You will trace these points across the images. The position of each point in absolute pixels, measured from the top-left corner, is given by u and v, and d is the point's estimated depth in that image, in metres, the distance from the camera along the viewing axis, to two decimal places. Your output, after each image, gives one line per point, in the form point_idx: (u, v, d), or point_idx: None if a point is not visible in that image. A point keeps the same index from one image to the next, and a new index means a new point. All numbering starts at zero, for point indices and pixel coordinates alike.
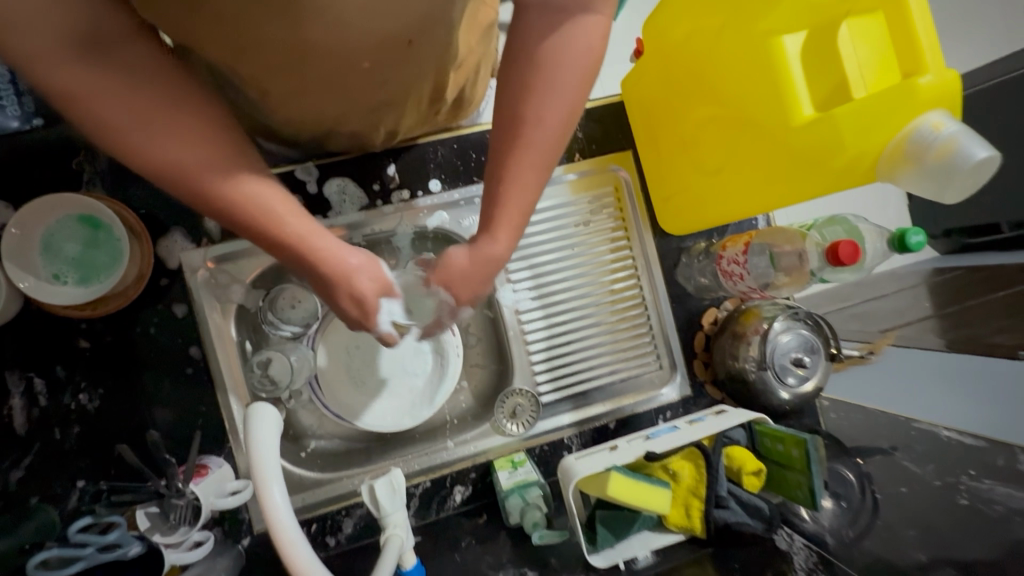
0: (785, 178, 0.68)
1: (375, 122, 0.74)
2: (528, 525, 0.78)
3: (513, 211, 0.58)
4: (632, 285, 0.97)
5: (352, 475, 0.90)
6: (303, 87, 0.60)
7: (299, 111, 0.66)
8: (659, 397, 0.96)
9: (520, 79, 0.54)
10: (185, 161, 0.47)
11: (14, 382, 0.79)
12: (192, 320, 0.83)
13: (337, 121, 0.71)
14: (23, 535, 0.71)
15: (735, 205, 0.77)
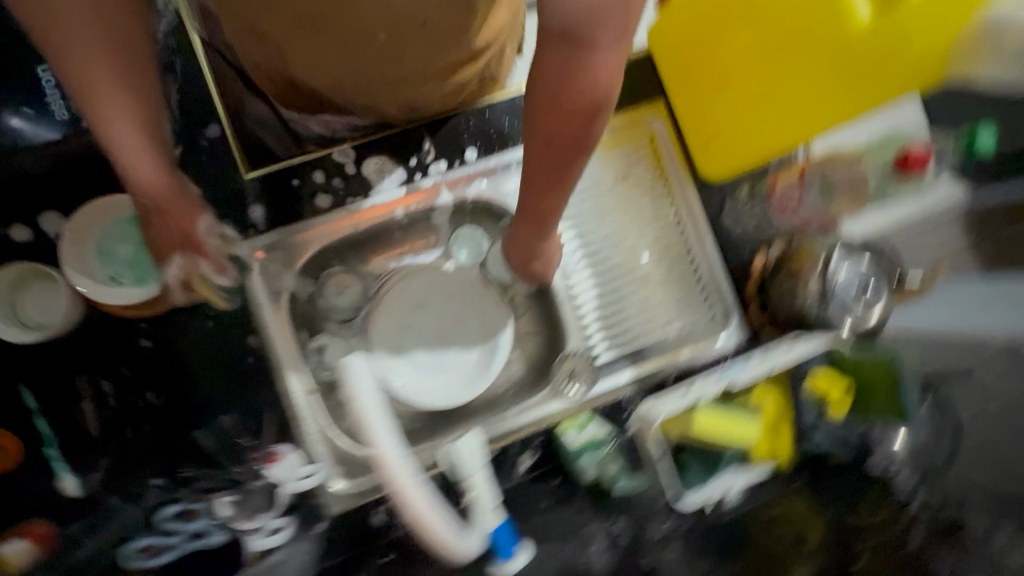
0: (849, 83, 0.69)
1: (391, 94, 0.76)
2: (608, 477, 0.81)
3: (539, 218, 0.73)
4: (677, 237, 0.95)
5: (416, 451, 0.89)
6: (327, 49, 0.65)
7: (321, 74, 0.71)
8: (715, 346, 0.94)
9: (542, 99, 0.57)
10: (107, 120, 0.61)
11: (84, 386, 0.80)
12: (247, 311, 0.84)
13: (358, 91, 0.75)
14: (122, 526, 0.76)
15: (785, 128, 0.77)
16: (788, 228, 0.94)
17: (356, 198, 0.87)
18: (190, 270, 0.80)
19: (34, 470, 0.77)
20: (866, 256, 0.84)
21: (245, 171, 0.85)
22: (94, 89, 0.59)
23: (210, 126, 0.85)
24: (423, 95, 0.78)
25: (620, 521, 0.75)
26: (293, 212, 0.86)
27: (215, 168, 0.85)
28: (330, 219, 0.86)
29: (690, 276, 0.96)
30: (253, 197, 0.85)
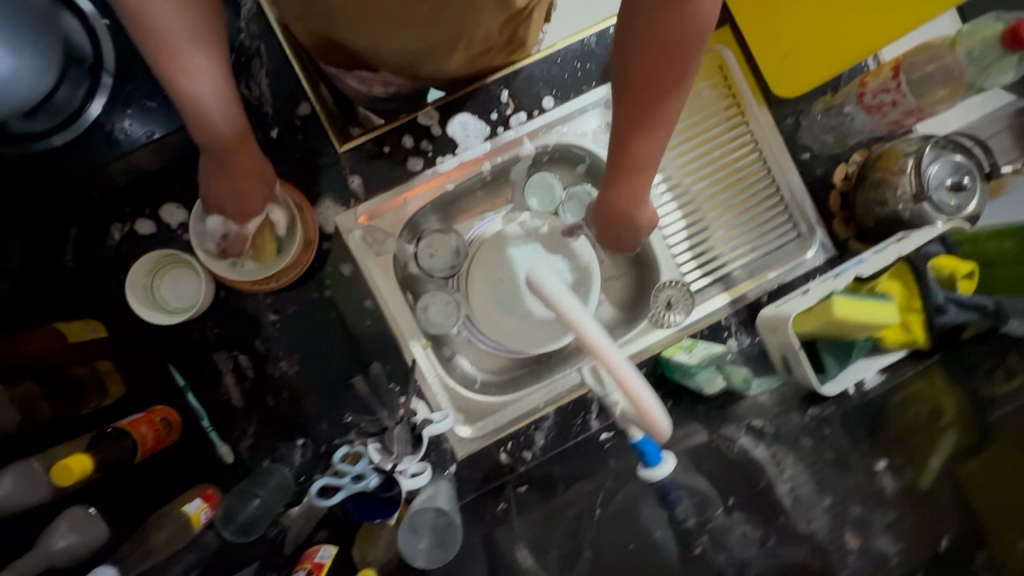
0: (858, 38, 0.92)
1: (421, 59, 0.78)
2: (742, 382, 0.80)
3: (637, 178, 0.69)
4: (755, 160, 0.97)
5: (529, 394, 0.92)
6: (386, 15, 0.67)
7: (366, 41, 0.73)
8: (804, 262, 0.96)
9: (642, 42, 0.58)
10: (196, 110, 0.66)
11: (223, 362, 0.86)
12: (360, 276, 0.89)
13: (397, 55, 0.77)
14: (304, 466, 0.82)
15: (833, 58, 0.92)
16: (866, 137, 0.94)
17: (445, 156, 0.90)
18: (307, 243, 0.85)
19: (193, 441, 0.84)
20: (960, 150, 0.85)
21: (338, 145, 0.88)
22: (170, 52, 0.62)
23: (301, 104, 0.88)
24: (451, 62, 0.81)
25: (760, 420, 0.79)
26: (389, 178, 0.90)
27: (310, 144, 0.88)
28: (423, 181, 0.90)
29: (772, 197, 0.97)
30: (350, 168, 0.89)
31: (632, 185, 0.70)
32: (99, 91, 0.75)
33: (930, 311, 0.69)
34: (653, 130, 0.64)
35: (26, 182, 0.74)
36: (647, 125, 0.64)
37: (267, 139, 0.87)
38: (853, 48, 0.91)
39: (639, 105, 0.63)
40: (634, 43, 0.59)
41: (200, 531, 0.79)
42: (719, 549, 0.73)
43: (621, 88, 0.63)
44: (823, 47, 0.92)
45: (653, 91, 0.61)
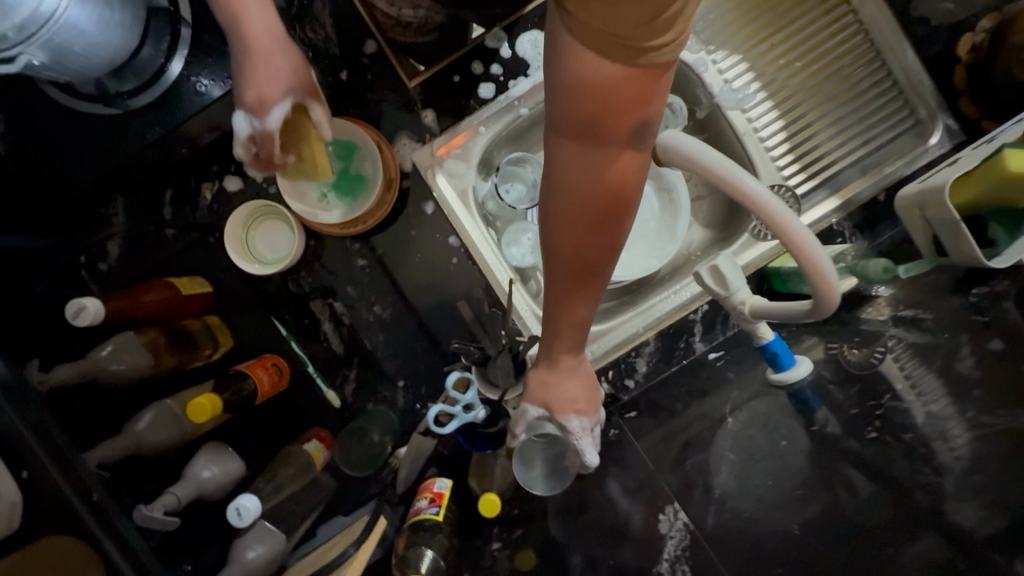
0: None
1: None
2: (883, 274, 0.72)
3: (575, 306, 0.57)
4: (860, 44, 0.87)
5: (626, 320, 0.86)
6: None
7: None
8: (927, 151, 0.85)
9: (566, 196, 0.47)
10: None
11: (320, 310, 0.87)
12: (441, 214, 0.87)
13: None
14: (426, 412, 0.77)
15: None
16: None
17: (518, 78, 0.86)
18: (388, 184, 0.83)
19: (300, 388, 0.86)
20: None
21: (407, 80, 0.86)
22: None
23: (367, 41, 0.86)
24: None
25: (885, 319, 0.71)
26: (462, 108, 0.86)
27: (380, 83, 0.86)
28: (496, 108, 0.86)
29: (883, 83, 0.87)
30: (422, 102, 0.86)
31: (575, 331, 0.61)
32: (179, 45, 0.76)
33: None
34: (584, 293, 0.56)
35: (122, 144, 0.76)
36: (588, 282, 0.54)
37: (337, 83, 0.86)
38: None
39: (571, 249, 0.50)
40: (558, 197, 0.47)
41: (319, 470, 0.81)
42: (864, 443, 0.68)
43: (549, 237, 0.51)
44: None
45: (588, 241, 0.50)
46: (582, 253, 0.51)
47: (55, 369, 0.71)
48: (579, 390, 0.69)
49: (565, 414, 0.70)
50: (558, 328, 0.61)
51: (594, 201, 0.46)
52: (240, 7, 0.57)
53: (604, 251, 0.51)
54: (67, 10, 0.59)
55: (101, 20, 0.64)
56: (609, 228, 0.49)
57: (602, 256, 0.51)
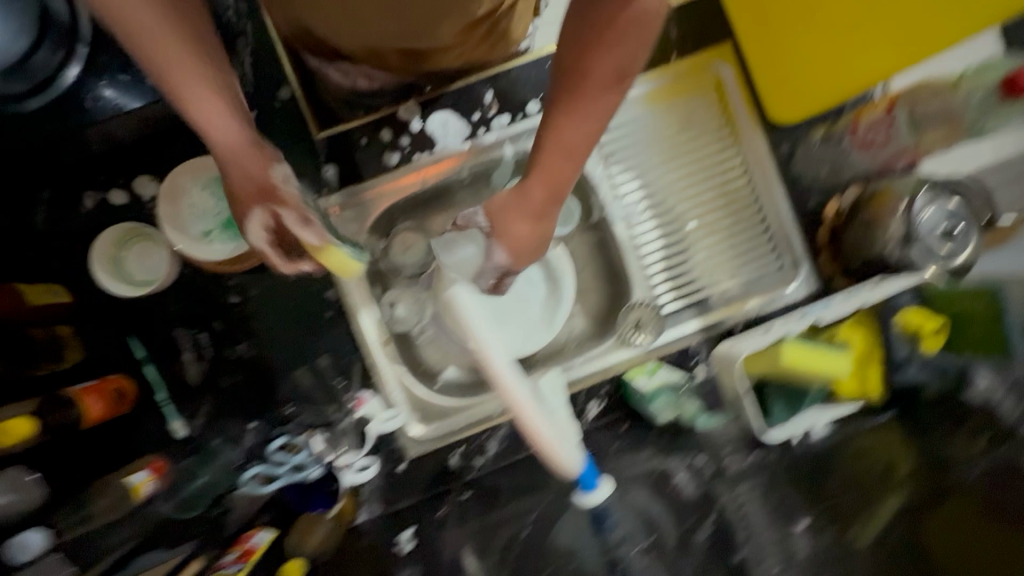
0: (892, 44, 0.81)
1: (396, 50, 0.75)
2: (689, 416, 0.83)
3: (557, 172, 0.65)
4: (744, 186, 0.93)
5: (486, 400, 0.91)
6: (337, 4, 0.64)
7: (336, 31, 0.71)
8: (784, 295, 0.93)
9: (585, 31, 0.55)
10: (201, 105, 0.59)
11: (183, 338, 0.87)
12: (324, 266, 0.88)
13: (365, 50, 0.75)
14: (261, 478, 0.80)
15: (837, 83, 0.85)
16: (863, 172, 0.90)
17: (422, 153, 0.89)
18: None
19: (145, 413, 0.85)
20: (956, 197, 0.80)
21: (315, 132, 0.88)
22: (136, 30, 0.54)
23: (282, 87, 0.87)
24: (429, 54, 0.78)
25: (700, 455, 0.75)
26: (364, 170, 0.88)
27: (288, 129, 0.88)
28: (399, 176, 0.88)
29: (757, 225, 0.94)
30: (325, 156, 0.88)
31: (563, 168, 0.65)
32: (73, 59, 0.75)
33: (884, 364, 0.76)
34: (570, 118, 0.60)
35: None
36: (575, 99, 0.59)
37: None
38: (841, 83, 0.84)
39: (565, 112, 0.60)
40: (584, 30, 0.55)
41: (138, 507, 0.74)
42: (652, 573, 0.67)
43: (570, 53, 0.57)
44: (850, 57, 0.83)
45: (607, 54, 0.56)
46: (564, 131, 0.61)
47: None
48: (523, 233, 0.71)
49: (497, 245, 0.73)
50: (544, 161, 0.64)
51: (612, 54, 0.56)
52: (190, 102, 0.58)
53: (626, 62, 0.57)
54: None
55: None
56: (613, 64, 0.56)
57: (597, 79, 0.58)
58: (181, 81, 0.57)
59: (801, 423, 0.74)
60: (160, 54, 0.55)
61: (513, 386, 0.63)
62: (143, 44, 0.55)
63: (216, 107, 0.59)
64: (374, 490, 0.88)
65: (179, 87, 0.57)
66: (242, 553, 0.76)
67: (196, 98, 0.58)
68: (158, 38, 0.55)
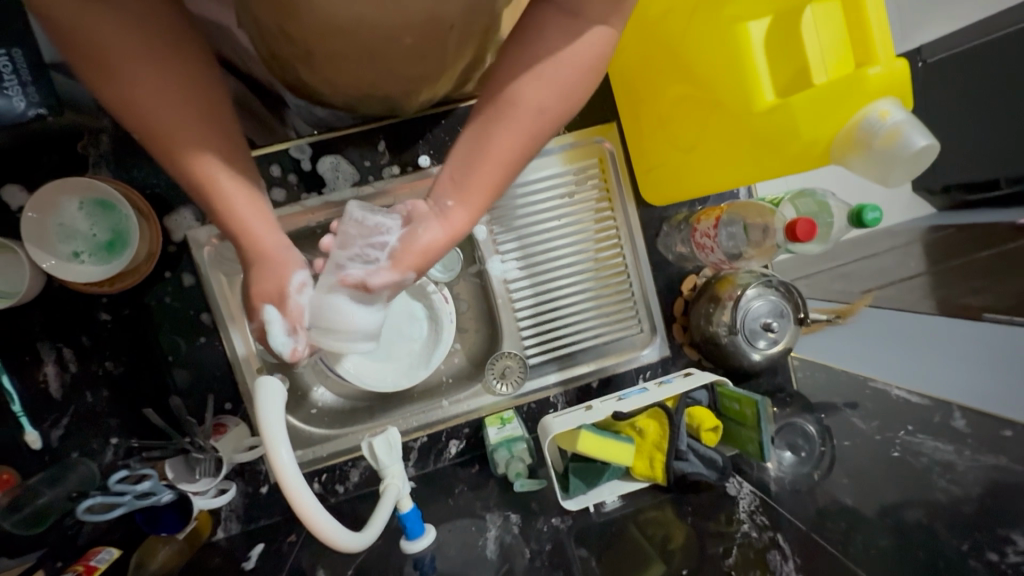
0: (749, 160, 0.65)
1: (411, 87, 0.80)
2: (511, 475, 0.83)
3: (495, 165, 0.54)
4: (616, 254, 1.01)
5: (356, 431, 0.98)
6: (350, 57, 0.68)
7: (341, 76, 0.74)
8: (639, 358, 1.03)
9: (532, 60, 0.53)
10: (239, 212, 0.55)
11: (46, 351, 0.87)
12: (200, 290, 0.90)
13: (374, 89, 0.79)
14: (69, 485, 0.83)
15: (706, 183, 0.77)
16: None
17: (311, 194, 0.91)
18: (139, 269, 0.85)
19: None
20: (782, 295, 0.91)
21: None
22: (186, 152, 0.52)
23: None
24: (434, 90, 0.83)
25: (515, 514, 0.79)
26: None
27: None
28: (286, 213, 0.91)
29: (624, 292, 1.02)
30: None
31: (480, 196, 0.56)
32: None
33: (671, 455, 0.69)
34: (507, 122, 0.53)
35: None
36: (507, 118, 0.53)
37: (129, 140, 0.87)
38: (726, 178, 0.71)
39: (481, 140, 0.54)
40: (522, 53, 0.53)
41: None
42: None
43: (503, 80, 0.54)
44: (696, 172, 0.78)
45: (539, 80, 0.52)
46: (487, 147, 0.54)
47: None
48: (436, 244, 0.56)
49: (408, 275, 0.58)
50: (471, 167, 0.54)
51: (566, 71, 0.53)
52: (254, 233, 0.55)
53: (567, 96, 0.54)
54: None
55: None
56: (564, 80, 0.53)
57: (546, 100, 0.53)
58: (236, 199, 0.54)
59: (595, 496, 0.74)
60: (223, 175, 0.53)
61: (286, 468, 0.52)
62: (206, 175, 0.53)
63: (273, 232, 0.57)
64: (233, 511, 0.93)
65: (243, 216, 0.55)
66: (80, 573, 0.75)
67: (251, 215, 0.55)
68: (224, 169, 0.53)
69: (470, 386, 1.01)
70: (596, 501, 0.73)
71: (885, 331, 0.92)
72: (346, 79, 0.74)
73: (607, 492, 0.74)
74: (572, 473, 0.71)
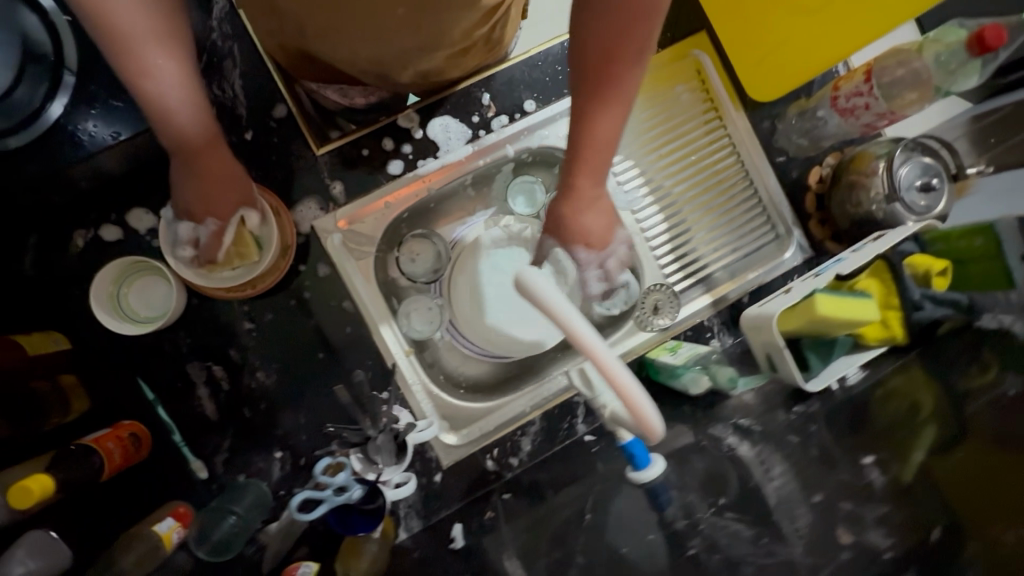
0: None
1: (405, 61, 0.75)
2: (726, 382, 0.79)
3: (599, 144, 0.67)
4: (736, 163, 0.98)
5: (514, 399, 0.92)
6: (343, 26, 0.66)
7: (350, 51, 0.72)
8: (784, 263, 0.98)
9: (599, 28, 0.58)
10: (216, 165, 0.69)
11: (196, 373, 0.82)
12: (336, 278, 0.86)
13: (374, 65, 0.76)
14: (246, 509, 0.78)
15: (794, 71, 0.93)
16: (840, 140, 0.97)
17: (426, 159, 0.89)
18: (241, 256, 0.76)
19: (164, 456, 0.80)
20: (926, 154, 0.88)
21: (320, 145, 0.86)
22: (159, 105, 0.61)
23: (278, 106, 0.86)
24: (439, 59, 0.78)
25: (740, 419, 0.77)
26: (370, 181, 0.88)
27: (289, 149, 0.86)
28: (404, 183, 0.89)
29: (751, 199, 0.98)
30: (330, 172, 0.87)
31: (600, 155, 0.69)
32: (60, 91, 0.71)
33: (909, 307, 0.68)
34: (612, 111, 0.65)
35: None
36: (610, 100, 0.64)
37: (241, 142, 0.85)
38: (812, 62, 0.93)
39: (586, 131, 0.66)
40: (588, 33, 0.59)
41: (169, 552, 0.74)
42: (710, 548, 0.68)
43: (584, 73, 0.62)
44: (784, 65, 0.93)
45: (619, 62, 0.61)
46: (597, 133, 0.66)
47: None
48: (598, 219, 0.74)
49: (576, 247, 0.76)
50: (580, 163, 0.68)
51: (633, 41, 0.59)
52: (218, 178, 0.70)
53: (640, 60, 0.61)
54: None
55: None
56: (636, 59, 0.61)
57: (629, 84, 0.63)
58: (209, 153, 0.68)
59: (833, 372, 0.68)
60: (188, 123, 0.64)
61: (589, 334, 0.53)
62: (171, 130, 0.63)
63: (213, 176, 0.70)
64: (411, 508, 0.86)
65: (209, 161, 0.68)
66: None
67: (210, 169, 0.69)
68: (188, 120, 0.64)
69: (620, 328, 0.95)
70: (838, 377, 0.67)
71: (1018, 183, 0.81)
72: (353, 49, 0.71)
73: (843, 366, 0.68)
74: (808, 350, 0.67)
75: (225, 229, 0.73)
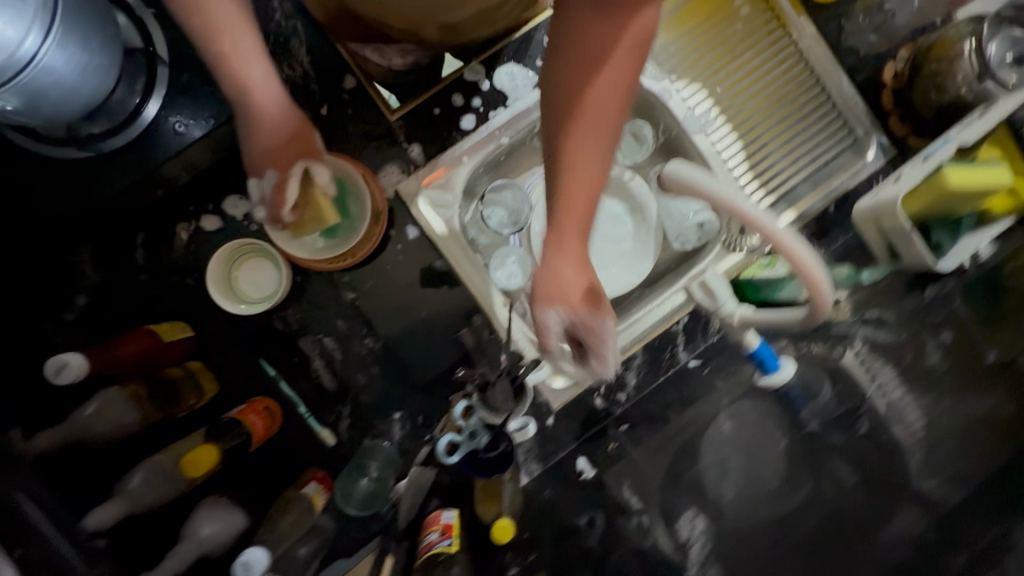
0: None
1: (427, 15, 0.68)
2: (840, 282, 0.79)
3: (586, 178, 0.57)
4: (804, 72, 0.95)
5: (611, 337, 0.88)
6: None
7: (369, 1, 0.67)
8: (868, 166, 0.94)
9: (575, 57, 0.52)
10: (282, 127, 0.61)
11: (310, 346, 0.85)
12: (425, 239, 0.88)
13: (396, 19, 0.70)
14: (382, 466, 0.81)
15: None
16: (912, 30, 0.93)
17: (497, 109, 0.89)
18: (316, 219, 0.69)
19: (293, 427, 0.84)
20: (1014, 27, 0.84)
21: (392, 110, 0.87)
22: (225, 51, 0.57)
23: (347, 77, 0.87)
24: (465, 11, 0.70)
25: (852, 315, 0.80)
26: (445, 140, 0.89)
27: (365, 118, 0.87)
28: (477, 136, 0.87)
29: (824, 106, 0.96)
30: (405, 135, 0.88)
31: (585, 202, 0.57)
32: (156, 85, 0.73)
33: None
34: (596, 141, 0.55)
35: (93, 187, 0.74)
36: (589, 130, 0.55)
37: (317, 118, 0.86)
38: None
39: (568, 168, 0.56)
40: (572, 53, 0.52)
41: (318, 514, 0.80)
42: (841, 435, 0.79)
43: (555, 97, 0.55)
44: None
45: (607, 82, 0.53)
46: (576, 168, 0.56)
47: (42, 433, 0.71)
48: (564, 278, 0.59)
49: (583, 332, 0.60)
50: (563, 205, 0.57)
51: (617, 58, 0.52)
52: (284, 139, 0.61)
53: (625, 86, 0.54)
54: (46, 55, 0.56)
55: (82, 64, 0.61)
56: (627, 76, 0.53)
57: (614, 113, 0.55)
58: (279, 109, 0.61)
59: (965, 249, 0.73)
60: (256, 73, 0.58)
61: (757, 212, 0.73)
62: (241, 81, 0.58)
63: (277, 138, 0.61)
64: (529, 452, 0.87)
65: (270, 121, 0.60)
66: (444, 528, 0.78)
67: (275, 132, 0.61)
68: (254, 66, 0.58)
69: (708, 253, 0.93)
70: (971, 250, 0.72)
71: None
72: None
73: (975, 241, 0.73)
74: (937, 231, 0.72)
75: (286, 181, 0.63)
